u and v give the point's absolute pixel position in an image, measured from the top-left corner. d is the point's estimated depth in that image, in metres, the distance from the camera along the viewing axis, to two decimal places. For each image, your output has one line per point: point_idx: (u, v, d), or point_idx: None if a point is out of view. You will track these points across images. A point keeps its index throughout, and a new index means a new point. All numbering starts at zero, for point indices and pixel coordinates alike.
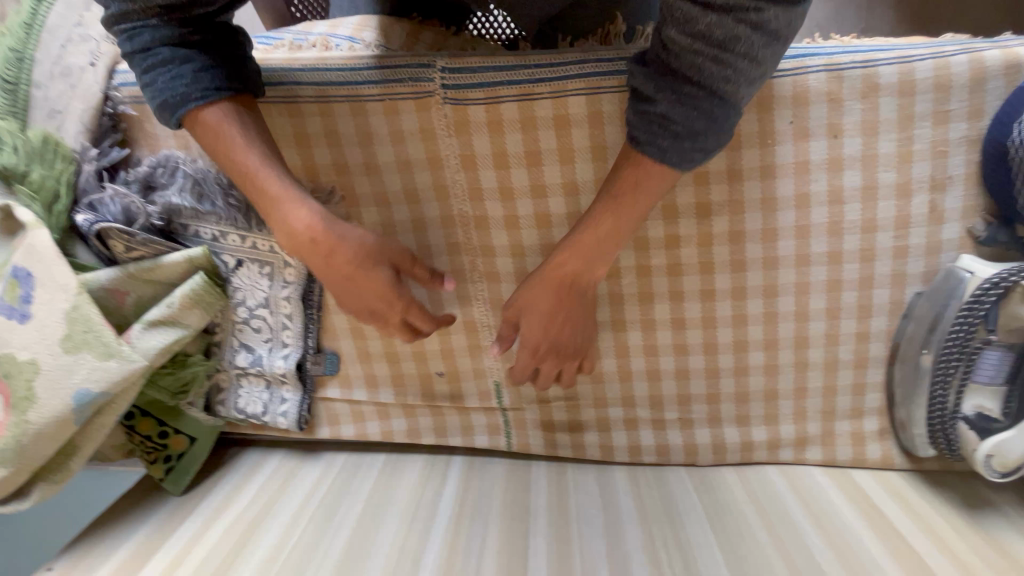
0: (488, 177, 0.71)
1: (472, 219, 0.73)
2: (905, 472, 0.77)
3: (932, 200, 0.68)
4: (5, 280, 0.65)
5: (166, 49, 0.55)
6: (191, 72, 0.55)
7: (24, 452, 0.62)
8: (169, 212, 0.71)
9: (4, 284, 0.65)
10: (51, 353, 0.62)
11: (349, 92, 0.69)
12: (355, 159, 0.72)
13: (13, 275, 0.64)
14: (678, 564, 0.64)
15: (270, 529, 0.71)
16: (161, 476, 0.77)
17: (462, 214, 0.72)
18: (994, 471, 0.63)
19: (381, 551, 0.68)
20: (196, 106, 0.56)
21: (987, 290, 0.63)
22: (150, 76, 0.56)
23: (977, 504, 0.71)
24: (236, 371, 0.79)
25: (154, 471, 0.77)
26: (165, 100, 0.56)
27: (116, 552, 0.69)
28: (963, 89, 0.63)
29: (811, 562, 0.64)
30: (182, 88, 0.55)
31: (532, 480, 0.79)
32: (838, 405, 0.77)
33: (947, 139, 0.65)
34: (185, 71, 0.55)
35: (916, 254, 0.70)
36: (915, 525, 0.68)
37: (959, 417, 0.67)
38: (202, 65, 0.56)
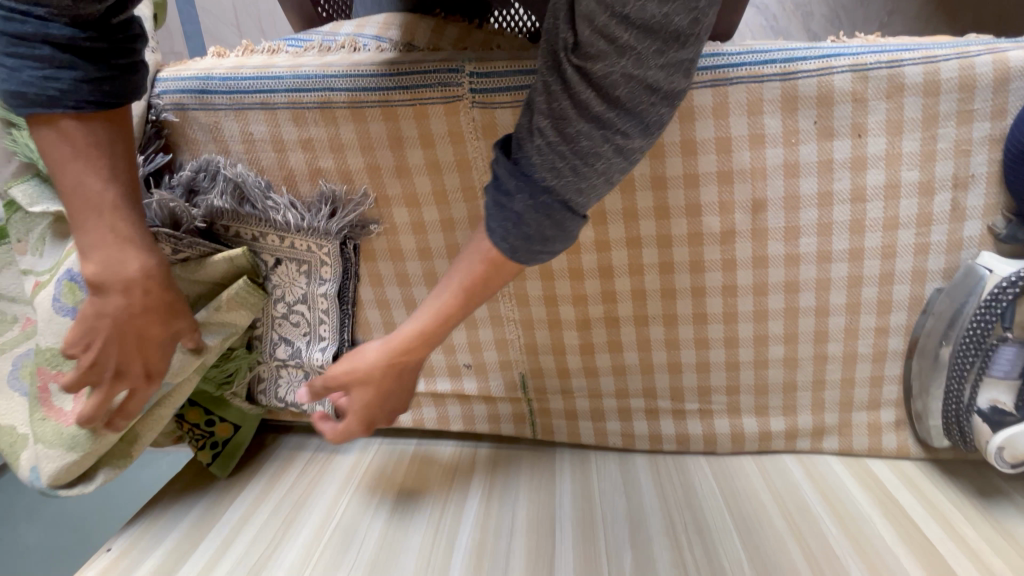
0: None
1: None
2: (921, 461, 0.79)
3: (955, 198, 0.69)
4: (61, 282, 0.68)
5: (44, 45, 0.47)
6: (70, 79, 0.49)
7: (90, 443, 0.67)
8: (212, 215, 0.74)
9: (60, 286, 0.68)
10: None
11: (380, 97, 0.71)
12: (386, 161, 0.74)
13: (69, 277, 0.68)
14: (698, 548, 0.68)
15: (313, 511, 0.76)
16: (209, 461, 0.82)
17: None
18: (1004, 462, 0.66)
19: (417, 532, 0.72)
20: (62, 112, 0.50)
21: (1004, 289, 0.65)
22: (13, 60, 0.47)
23: (990, 494, 0.73)
24: (276, 362, 0.82)
25: (202, 456, 0.81)
26: (16, 90, 0.48)
27: (171, 533, 0.74)
28: (987, 89, 0.64)
29: (827, 548, 0.67)
30: (54, 93, 0.49)
31: (557, 466, 0.82)
32: (855, 396, 0.79)
33: (970, 138, 0.66)
34: (63, 77, 0.48)
35: (937, 251, 0.71)
36: (927, 513, 0.71)
37: (974, 411, 0.68)
38: (83, 77, 0.49)
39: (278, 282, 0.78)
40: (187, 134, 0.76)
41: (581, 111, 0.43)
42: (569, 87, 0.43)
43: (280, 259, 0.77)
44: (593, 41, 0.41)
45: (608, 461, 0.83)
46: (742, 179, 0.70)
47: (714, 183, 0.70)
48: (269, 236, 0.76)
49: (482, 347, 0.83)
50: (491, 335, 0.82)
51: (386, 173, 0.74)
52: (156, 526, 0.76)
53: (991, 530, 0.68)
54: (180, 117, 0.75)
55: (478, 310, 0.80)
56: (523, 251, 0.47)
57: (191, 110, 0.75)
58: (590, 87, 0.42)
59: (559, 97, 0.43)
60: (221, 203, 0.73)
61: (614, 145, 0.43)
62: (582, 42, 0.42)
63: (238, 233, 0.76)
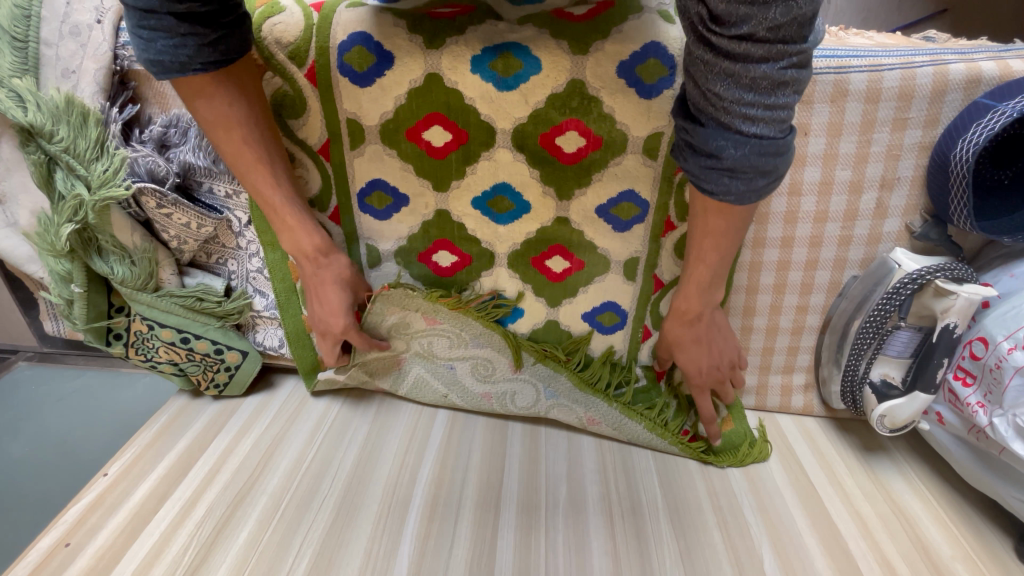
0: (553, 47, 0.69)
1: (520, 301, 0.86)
2: (822, 419, 0.92)
3: (880, 197, 0.76)
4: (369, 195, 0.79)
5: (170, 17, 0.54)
6: (193, 44, 0.56)
7: (158, 320, 0.83)
8: (185, 169, 0.76)
9: (370, 195, 0.79)
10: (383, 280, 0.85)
11: (372, 27, 0.70)
12: (311, 92, 0.72)
13: (370, 189, 0.78)
14: (622, 486, 0.81)
15: (291, 444, 0.85)
16: (224, 383, 0.89)
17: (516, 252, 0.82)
18: (885, 426, 0.78)
19: (383, 472, 0.81)
20: None
21: (907, 283, 0.72)
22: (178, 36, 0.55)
23: (873, 448, 0.87)
24: (254, 313, 0.88)
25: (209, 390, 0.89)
26: (155, 59, 0.56)
27: (154, 469, 0.82)
28: (924, 100, 0.70)
29: (731, 489, 0.81)
30: (184, 58, 0.57)
31: (509, 427, 0.89)
32: (774, 361, 0.89)
33: (902, 144, 0.73)
34: (188, 43, 0.56)
35: (859, 243, 0.79)
36: (817, 462, 0.85)
37: (866, 382, 0.79)
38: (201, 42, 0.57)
39: (251, 238, 0.84)
40: (154, 87, 0.75)
41: (747, 53, 0.46)
42: (725, 50, 0.47)
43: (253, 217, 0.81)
44: (760, 47, 0.45)
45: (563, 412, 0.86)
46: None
47: (648, 187, 0.77)
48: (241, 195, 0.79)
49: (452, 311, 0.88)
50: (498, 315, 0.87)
51: (311, 106, 0.73)
52: (150, 452, 0.85)
53: (866, 479, 0.83)
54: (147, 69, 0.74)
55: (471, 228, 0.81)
56: (739, 159, 0.51)
57: None
58: (744, 43, 0.45)
59: (716, 67, 0.48)
60: (194, 159, 0.75)
61: (773, 47, 0.45)
62: (718, 14, 0.46)
63: (211, 189, 0.79)
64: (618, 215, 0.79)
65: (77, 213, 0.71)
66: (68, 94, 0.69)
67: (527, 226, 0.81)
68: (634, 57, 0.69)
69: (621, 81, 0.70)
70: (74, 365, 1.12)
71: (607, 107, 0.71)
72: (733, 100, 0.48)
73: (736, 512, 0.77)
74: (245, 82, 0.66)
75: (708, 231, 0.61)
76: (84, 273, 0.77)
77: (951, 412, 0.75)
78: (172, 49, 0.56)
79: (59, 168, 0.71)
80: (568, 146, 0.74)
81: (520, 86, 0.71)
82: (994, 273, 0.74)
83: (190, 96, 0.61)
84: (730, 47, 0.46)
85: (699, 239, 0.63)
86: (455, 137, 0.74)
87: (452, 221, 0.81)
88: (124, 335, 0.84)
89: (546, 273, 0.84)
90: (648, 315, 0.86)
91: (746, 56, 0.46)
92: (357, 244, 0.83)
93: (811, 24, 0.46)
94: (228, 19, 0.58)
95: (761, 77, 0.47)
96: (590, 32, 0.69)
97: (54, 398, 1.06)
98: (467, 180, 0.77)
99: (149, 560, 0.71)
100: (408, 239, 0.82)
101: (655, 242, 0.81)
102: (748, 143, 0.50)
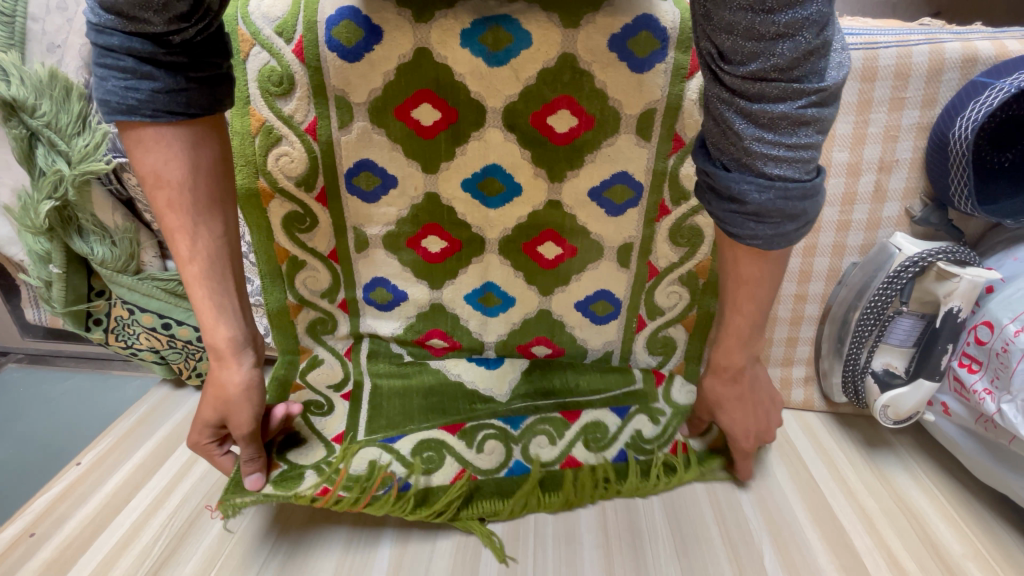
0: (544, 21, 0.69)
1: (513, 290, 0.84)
2: (824, 414, 0.88)
3: (878, 180, 0.74)
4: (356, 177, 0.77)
5: (129, 58, 0.50)
6: (148, 89, 0.51)
7: (138, 304, 0.81)
8: None
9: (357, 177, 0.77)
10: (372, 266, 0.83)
11: (362, 2, 0.69)
12: (299, 67, 0.71)
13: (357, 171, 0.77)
14: None
15: None
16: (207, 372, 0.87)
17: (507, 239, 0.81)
18: (888, 418, 0.75)
19: None
20: None
21: (908, 267, 0.70)
22: (133, 79, 0.51)
23: (877, 443, 0.84)
24: None
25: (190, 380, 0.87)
26: (103, 98, 0.52)
27: (129, 459, 0.79)
28: (921, 79, 0.69)
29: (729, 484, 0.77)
30: (133, 101, 0.51)
31: None
32: (773, 353, 0.86)
33: (899, 124, 0.71)
34: (141, 86, 0.51)
35: (858, 228, 0.77)
36: (819, 458, 0.82)
37: (868, 373, 0.76)
38: (160, 87, 0.51)
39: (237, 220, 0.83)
40: None
41: (761, 91, 0.43)
42: (738, 89, 0.45)
43: None
44: (773, 87, 0.43)
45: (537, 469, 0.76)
46: (681, 28, 0.68)
47: (641, 170, 0.75)
48: None
49: (441, 299, 0.85)
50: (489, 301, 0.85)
51: (298, 82, 0.72)
52: (126, 442, 0.82)
53: (869, 474, 0.79)
54: None
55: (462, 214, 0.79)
56: (768, 199, 0.46)
57: None
58: (756, 81, 0.43)
59: (730, 104, 0.46)
60: None
61: (789, 83, 0.43)
62: (727, 52, 0.44)
63: None
64: (611, 198, 0.77)
65: (56, 189, 0.70)
66: (52, 68, 0.68)
67: (519, 210, 0.79)
68: (626, 33, 0.68)
69: (612, 59, 0.69)
70: (62, 367, 1.08)
71: (598, 83, 0.70)
72: (752, 141, 0.45)
73: (735, 506, 0.74)
74: (205, 138, 0.58)
75: (742, 280, 0.57)
76: (63, 253, 0.75)
77: (956, 402, 0.72)
78: (123, 91, 0.51)
79: (41, 144, 0.69)
80: (560, 126, 0.73)
81: (511, 61, 0.70)
82: (997, 258, 0.72)
83: (129, 145, 0.55)
84: (742, 84, 0.44)
85: (733, 288, 0.59)
86: (445, 116, 0.73)
87: (441, 204, 0.79)
88: (104, 320, 0.82)
89: (539, 260, 0.82)
90: (643, 304, 0.84)
91: (760, 94, 0.44)
92: (344, 228, 0.81)
93: (827, 63, 0.44)
94: (203, 74, 0.54)
95: (780, 117, 0.44)
96: (581, 5, 0.68)
97: (37, 400, 1.02)
98: (456, 161, 0.76)
99: (117, 550, 0.68)
100: (397, 222, 0.81)
101: (648, 227, 0.79)
102: (776, 184, 0.46)
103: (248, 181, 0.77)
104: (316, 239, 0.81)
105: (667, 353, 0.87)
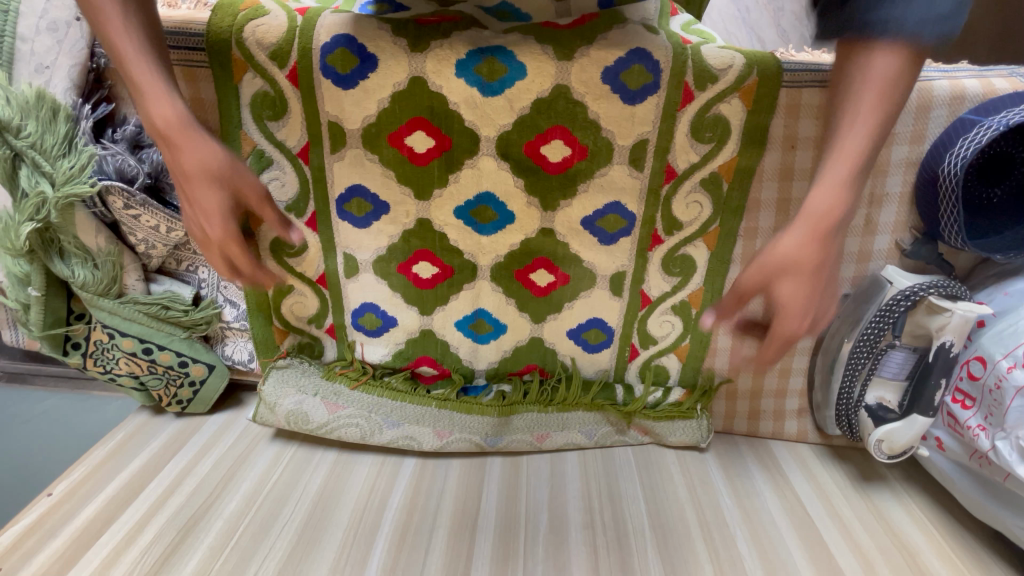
0: (537, 52, 0.69)
1: (505, 317, 0.83)
2: (817, 446, 0.88)
3: (869, 213, 0.75)
4: (347, 202, 0.76)
5: None
6: None
7: (119, 327, 0.79)
8: (158, 171, 0.74)
9: (348, 202, 0.77)
10: (362, 292, 0.82)
11: (356, 31, 0.69)
12: (292, 93, 0.71)
13: (349, 197, 0.76)
14: (608, 515, 0.76)
15: (255, 465, 0.81)
16: (188, 398, 0.84)
17: (500, 265, 0.80)
18: (883, 452, 0.74)
19: (349, 501, 0.76)
20: None
21: (900, 300, 0.70)
22: None
23: (871, 476, 0.83)
24: (222, 324, 0.85)
25: (170, 407, 0.85)
26: None
27: (103, 490, 0.76)
28: (910, 115, 0.70)
29: (722, 519, 0.76)
30: None
31: (488, 459, 0.84)
32: (766, 384, 0.86)
33: (889, 160, 0.72)
34: None
35: (849, 260, 0.78)
36: (812, 491, 0.80)
37: (861, 406, 0.76)
38: None
39: None
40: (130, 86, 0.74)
41: None
42: None
43: None
44: None
45: (524, 422, 0.84)
46: (674, 61, 0.69)
47: (634, 199, 0.75)
48: None
49: (432, 325, 0.84)
50: (480, 328, 0.84)
51: (291, 108, 0.72)
52: (99, 473, 0.79)
53: (864, 509, 0.78)
54: None
55: (454, 240, 0.79)
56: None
57: None
58: None
59: None
60: None
61: None
62: None
63: None
64: (604, 226, 0.77)
65: (39, 211, 0.68)
66: (40, 88, 0.67)
67: (512, 237, 0.78)
68: (620, 65, 0.69)
69: (606, 91, 0.70)
70: (40, 387, 1.03)
71: (591, 115, 0.71)
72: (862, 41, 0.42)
73: (729, 544, 0.73)
74: None
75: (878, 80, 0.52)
76: (43, 276, 0.74)
77: (950, 437, 0.72)
78: None
79: (24, 164, 0.67)
80: (554, 156, 0.73)
81: (506, 91, 0.70)
82: (987, 292, 0.73)
83: None
84: None
85: (859, 94, 0.53)
86: (438, 144, 0.73)
87: (433, 230, 0.78)
88: (82, 344, 0.79)
89: (532, 287, 0.81)
90: (635, 333, 0.83)
91: None
92: (334, 254, 0.80)
93: None
94: None
95: None
96: (574, 38, 0.69)
97: (15, 416, 0.99)
98: (449, 189, 0.75)
99: None
100: (388, 247, 0.80)
101: (641, 256, 0.78)
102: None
103: None
104: (306, 262, 0.80)
105: (660, 383, 0.86)
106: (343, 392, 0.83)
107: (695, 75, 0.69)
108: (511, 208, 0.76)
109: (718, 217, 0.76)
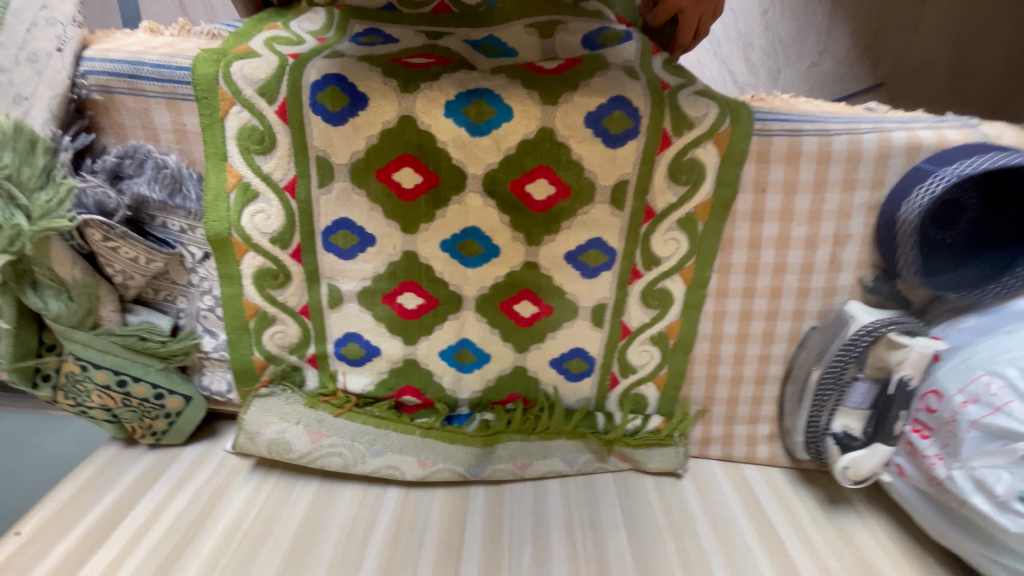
0: (522, 95, 0.71)
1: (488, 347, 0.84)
2: (787, 470, 0.91)
3: (833, 252, 0.79)
4: (332, 235, 0.77)
5: None
6: None
7: (93, 359, 0.77)
8: (137, 203, 0.73)
9: (334, 235, 0.77)
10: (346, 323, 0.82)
11: (345, 70, 0.70)
12: (280, 129, 0.71)
13: (335, 229, 0.76)
14: (590, 543, 0.77)
15: (234, 499, 0.79)
16: (163, 429, 0.83)
17: (484, 297, 0.81)
18: (848, 478, 0.78)
19: (331, 535, 0.75)
20: None
21: (862, 335, 0.75)
22: None
23: (838, 500, 0.87)
24: (201, 354, 0.83)
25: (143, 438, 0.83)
26: None
27: (72, 528, 0.74)
28: (870, 163, 0.75)
29: (700, 543, 0.78)
30: None
31: (471, 488, 0.85)
32: (739, 411, 0.89)
33: (852, 203, 0.77)
34: None
35: (816, 295, 0.82)
36: (783, 515, 0.84)
37: (828, 434, 0.80)
38: None
39: (205, 275, 0.80)
40: (111, 116, 0.74)
41: None
42: None
43: (207, 253, 0.78)
44: None
45: (506, 451, 0.85)
46: (654, 107, 0.72)
47: (615, 235, 0.78)
48: (196, 230, 0.76)
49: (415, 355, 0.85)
50: (464, 357, 0.85)
51: (279, 143, 0.72)
52: (69, 510, 0.76)
53: (832, 532, 0.82)
54: (106, 99, 0.73)
55: (440, 272, 0.80)
56: None
57: (118, 93, 0.72)
58: None
59: None
60: (148, 192, 0.72)
61: None
62: None
63: (165, 223, 0.76)
64: (586, 261, 0.79)
65: (12, 244, 0.65)
66: (19, 119, 0.64)
67: (497, 271, 0.80)
68: (603, 108, 0.72)
69: (589, 132, 0.72)
70: None
71: (574, 155, 0.73)
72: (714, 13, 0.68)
73: (706, 568, 0.75)
74: None
75: None
76: (14, 308, 0.71)
77: (910, 463, 0.76)
78: None
79: None
80: (538, 194, 0.75)
81: (492, 131, 0.72)
82: (942, 327, 0.78)
83: None
84: None
85: None
86: (426, 180, 0.74)
87: (419, 262, 0.79)
88: (53, 376, 0.78)
89: (515, 318, 0.83)
90: (616, 362, 0.86)
91: None
92: (318, 285, 0.80)
93: None
94: None
95: None
96: (559, 84, 0.72)
97: None
98: (436, 223, 0.77)
99: None
100: (374, 279, 0.80)
101: (622, 289, 0.81)
102: None
103: (220, 238, 0.75)
104: (289, 293, 0.80)
105: (639, 410, 0.88)
106: (326, 420, 0.82)
107: (674, 120, 0.72)
108: (496, 242, 0.78)
109: (694, 252, 0.79)
